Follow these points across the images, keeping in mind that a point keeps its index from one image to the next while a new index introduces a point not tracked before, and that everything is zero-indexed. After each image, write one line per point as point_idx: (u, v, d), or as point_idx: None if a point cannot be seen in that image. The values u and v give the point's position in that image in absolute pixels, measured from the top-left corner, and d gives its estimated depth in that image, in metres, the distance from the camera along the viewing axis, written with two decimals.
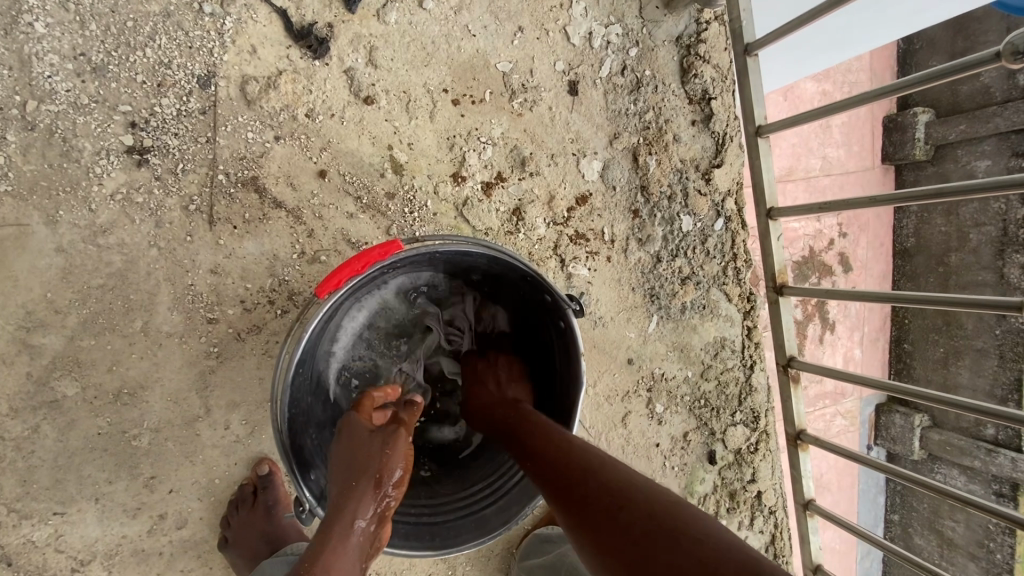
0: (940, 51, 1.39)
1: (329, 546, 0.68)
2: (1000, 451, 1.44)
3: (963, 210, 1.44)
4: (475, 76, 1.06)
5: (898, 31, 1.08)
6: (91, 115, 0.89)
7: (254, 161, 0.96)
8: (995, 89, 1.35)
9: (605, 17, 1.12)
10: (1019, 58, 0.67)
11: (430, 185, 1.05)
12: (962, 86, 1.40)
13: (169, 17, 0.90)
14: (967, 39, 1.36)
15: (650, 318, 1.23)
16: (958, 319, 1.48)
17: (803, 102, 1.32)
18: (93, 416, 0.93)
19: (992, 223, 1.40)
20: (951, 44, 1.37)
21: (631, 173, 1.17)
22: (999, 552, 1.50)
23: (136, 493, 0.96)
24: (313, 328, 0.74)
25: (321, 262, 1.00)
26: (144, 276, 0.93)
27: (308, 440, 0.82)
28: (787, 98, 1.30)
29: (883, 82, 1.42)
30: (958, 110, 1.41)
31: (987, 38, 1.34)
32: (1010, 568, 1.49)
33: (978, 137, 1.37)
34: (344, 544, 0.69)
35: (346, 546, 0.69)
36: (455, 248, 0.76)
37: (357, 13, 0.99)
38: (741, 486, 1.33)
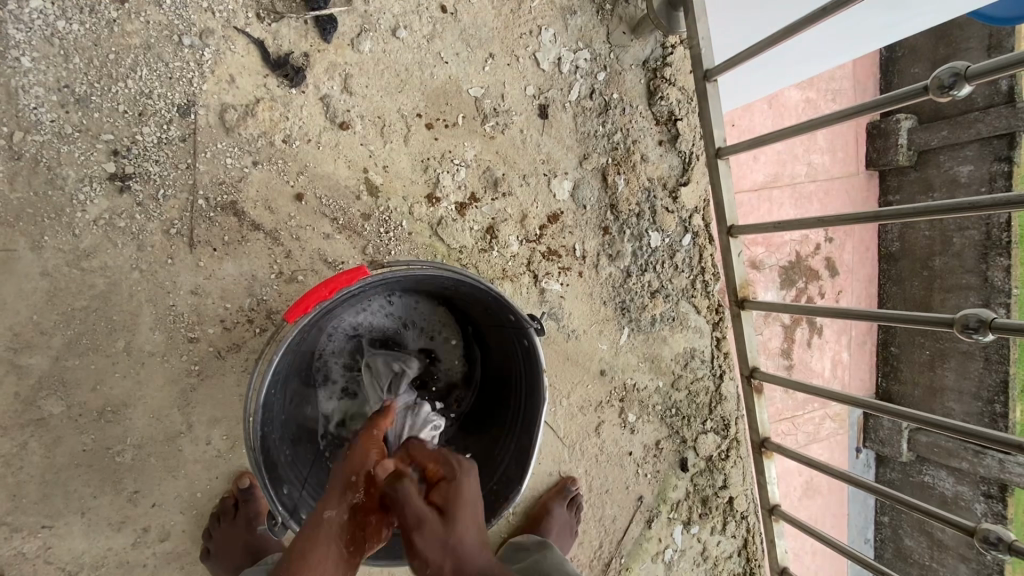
0: (922, 58, 1.42)
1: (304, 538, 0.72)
2: (988, 452, 1.45)
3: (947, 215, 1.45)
4: (447, 101, 1.11)
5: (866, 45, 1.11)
6: (76, 144, 0.92)
7: (233, 185, 0.99)
8: (976, 95, 1.38)
9: (573, 43, 1.17)
10: (944, 92, 0.71)
11: (405, 206, 1.10)
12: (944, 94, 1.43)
13: (150, 50, 0.94)
14: (949, 46, 1.39)
15: (621, 330, 1.27)
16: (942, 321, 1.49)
17: (789, 109, 1.39)
18: (78, 433, 0.96)
19: (976, 227, 1.42)
20: (933, 53, 1.40)
21: (600, 192, 1.22)
22: (988, 553, 1.52)
23: (121, 507, 0.99)
24: (284, 350, 0.78)
25: (298, 282, 1.04)
26: (128, 297, 0.96)
27: (282, 456, 0.85)
28: (773, 105, 1.37)
29: (866, 91, 1.47)
30: (942, 116, 1.43)
31: (968, 46, 1.36)
32: (1000, 568, 1.51)
33: (961, 142, 1.39)
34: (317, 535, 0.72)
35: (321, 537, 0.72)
36: (421, 272, 0.81)
37: (332, 43, 1.03)
38: (712, 492, 1.37)
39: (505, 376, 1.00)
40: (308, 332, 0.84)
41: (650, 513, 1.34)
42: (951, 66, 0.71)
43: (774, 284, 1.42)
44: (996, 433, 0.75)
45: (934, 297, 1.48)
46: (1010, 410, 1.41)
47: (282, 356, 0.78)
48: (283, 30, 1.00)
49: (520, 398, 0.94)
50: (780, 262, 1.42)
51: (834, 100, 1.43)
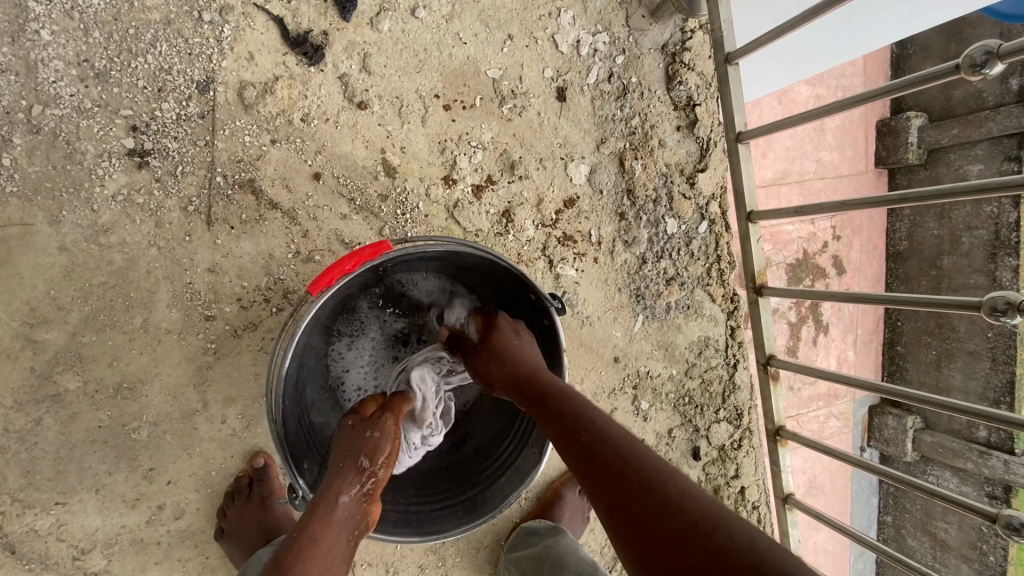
0: (933, 54, 1.40)
1: (315, 516, 0.74)
2: (993, 453, 1.44)
3: (956, 213, 1.44)
4: (465, 83, 1.10)
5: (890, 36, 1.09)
6: (95, 119, 0.92)
7: (251, 163, 0.99)
8: (987, 93, 1.36)
9: (592, 26, 1.16)
10: (977, 71, 0.70)
11: (422, 187, 1.09)
12: (956, 90, 1.41)
13: (169, 25, 0.94)
14: (959, 44, 1.36)
15: (635, 317, 1.27)
16: (950, 320, 1.48)
17: (797, 105, 1.37)
18: (94, 410, 0.96)
19: (985, 227, 1.39)
20: (943, 49, 1.38)
21: (617, 177, 1.21)
22: (991, 554, 1.50)
23: (135, 484, 0.99)
24: (307, 325, 0.78)
25: (315, 262, 1.03)
26: (145, 274, 0.96)
27: (300, 433, 0.85)
28: (781, 102, 1.35)
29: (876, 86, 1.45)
30: (951, 115, 1.42)
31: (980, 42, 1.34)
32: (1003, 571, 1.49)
33: (972, 140, 1.37)
34: (328, 515, 0.74)
35: (332, 519, 0.74)
36: (444, 247, 0.81)
37: (351, 22, 1.02)
38: (724, 482, 1.37)
39: None
40: (329, 308, 0.84)
41: None
42: (982, 43, 0.70)
43: (782, 279, 1.41)
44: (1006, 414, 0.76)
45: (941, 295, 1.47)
46: (1015, 411, 1.40)
47: (304, 329, 0.78)
48: (303, 8, 1.00)
49: None
50: (788, 259, 1.41)
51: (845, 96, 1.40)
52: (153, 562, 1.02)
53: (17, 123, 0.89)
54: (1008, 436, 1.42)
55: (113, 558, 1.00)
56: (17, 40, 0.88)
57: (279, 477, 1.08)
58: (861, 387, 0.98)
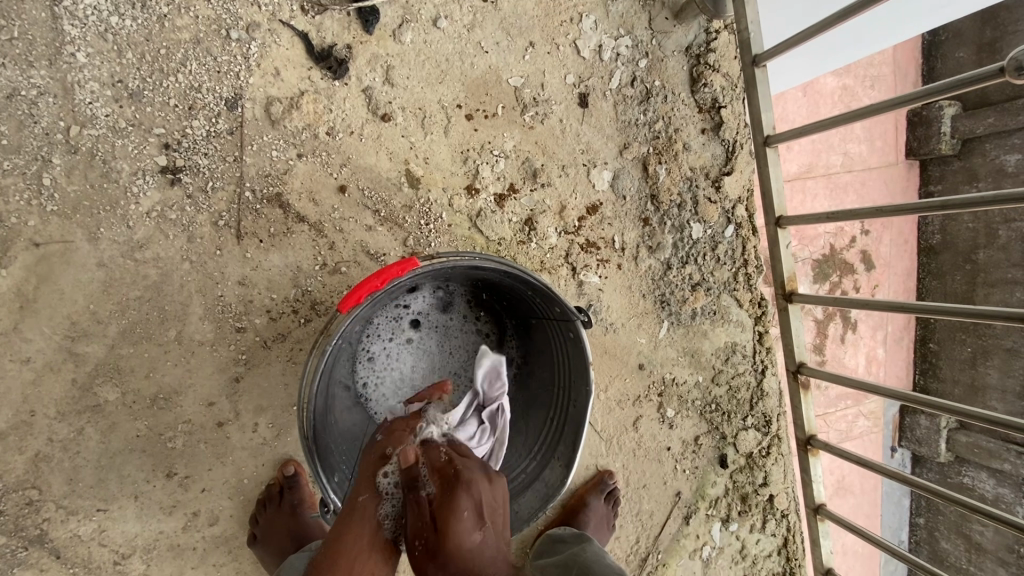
0: (967, 43, 1.35)
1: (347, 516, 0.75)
2: None
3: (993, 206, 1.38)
4: (487, 92, 1.10)
5: (936, 20, 1.06)
6: (129, 138, 0.95)
7: (278, 177, 1.01)
8: None
9: (614, 30, 1.15)
10: (1022, 74, 0.67)
11: (445, 198, 1.09)
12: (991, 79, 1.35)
13: (199, 44, 0.96)
14: (996, 29, 1.31)
15: (661, 324, 1.25)
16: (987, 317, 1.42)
17: (825, 96, 1.32)
18: (132, 419, 0.99)
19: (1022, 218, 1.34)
20: (978, 36, 1.33)
21: (641, 182, 1.19)
22: None
23: (172, 492, 1.02)
24: (336, 343, 0.79)
25: (342, 273, 1.05)
26: (178, 288, 0.98)
27: (333, 447, 0.87)
28: (807, 92, 1.30)
29: (907, 77, 1.39)
30: (986, 103, 1.36)
31: (1017, 28, 1.28)
32: None
33: (1008, 130, 1.32)
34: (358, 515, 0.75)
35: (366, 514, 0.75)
36: (470, 262, 0.81)
37: (374, 35, 1.03)
38: (752, 489, 1.35)
39: (548, 367, 1.00)
40: (358, 322, 0.85)
41: (688, 509, 1.32)
42: None
43: (807, 277, 1.37)
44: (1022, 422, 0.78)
45: (976, 291, 1.41)
46: None
47: (335, 345, 0.79)
48: (327, 22, 1.01)
49: (564, 391, 0.95)
50: (813, 255, 1.37)
51: (873, 87, 1.36)
52: (189, 566, 1.05)
53: (56, 144, 0.92)
54: None
55: (152, 563, 1.03)
56: (55, 62, 0.91)
57: (309, 485, 1.09)
58: (886, 395, 0.96)
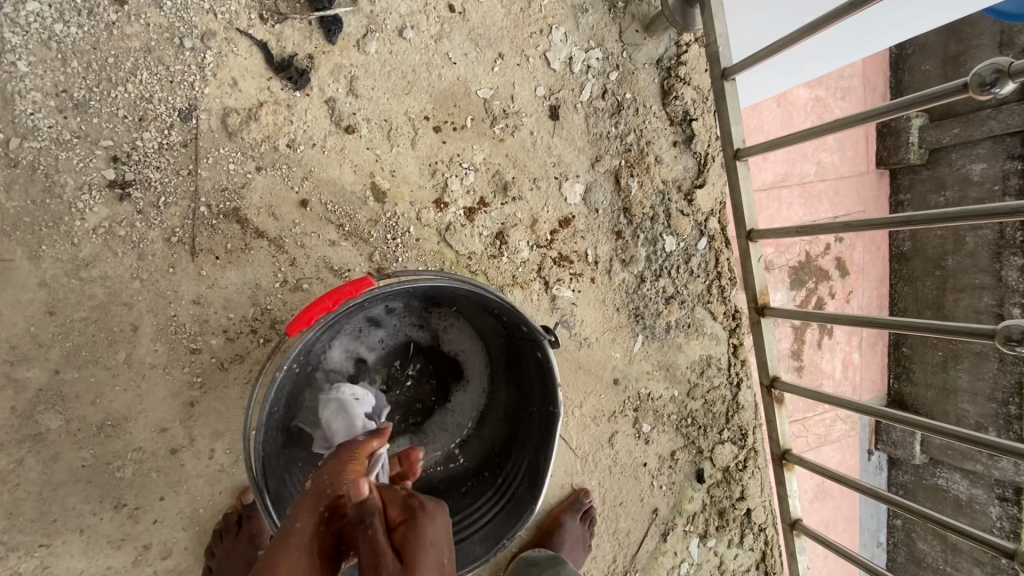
0: (933, 56, 1.37)
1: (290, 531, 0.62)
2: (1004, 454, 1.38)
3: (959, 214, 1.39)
4: (455, 103, 1.08)
5: (899, 34, 1.08)
6: (74, 150, 0.90)
7: (236, 191, 0.97)
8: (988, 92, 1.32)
9: (584, 42, 1.13)
10: (985, 89, 0.67)
11: (413, 212, 1.06)
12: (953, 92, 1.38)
13: (150, 53, 0.91)
14: (960, 43, 1.33)
15: (635, 338, 1.23)
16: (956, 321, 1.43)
17: (798, 108, 1.33)
18: (77, 448, 0.93)
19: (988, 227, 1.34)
20: (943, 49, 1.35)
21: (613, 195, 1.18)
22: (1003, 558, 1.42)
23: (121, 524, 0.96)
24: (286, 370, 0.75)
25: (303, 290, 1.01)
26: (127, 307, 0.93)
27: (286, 478, 0.83)
28: (780, 104, 1.31)
29: (875, 88, 1.42)
30: (952, 114, 1.37)
31: (980, 42, 1.30)
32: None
33: (972, 140, 1.34)
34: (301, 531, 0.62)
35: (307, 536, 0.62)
36: (431, 283, 0.78)
37: (337, 44, 1.00)
38: (730, 504, 1.33)
39: (516, 389, 0.98)
40: (312, 347, 0.81)
41: (666, 525, 1.30)
42: (992, 61, 0.67)
43: (784, 285, 1.38)
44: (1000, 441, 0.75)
45: (946, 297, 1.43)
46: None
47: (286, 373, 0.76)
48: (287, 31, 0.97)
49: (534, 411, 0.92)
50: (790, 262, 1.37)
51: (844, 99, 1.37)
52: None
53: None
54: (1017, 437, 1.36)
55: None
56: None
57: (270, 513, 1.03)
58: (846, 406, 0.97)
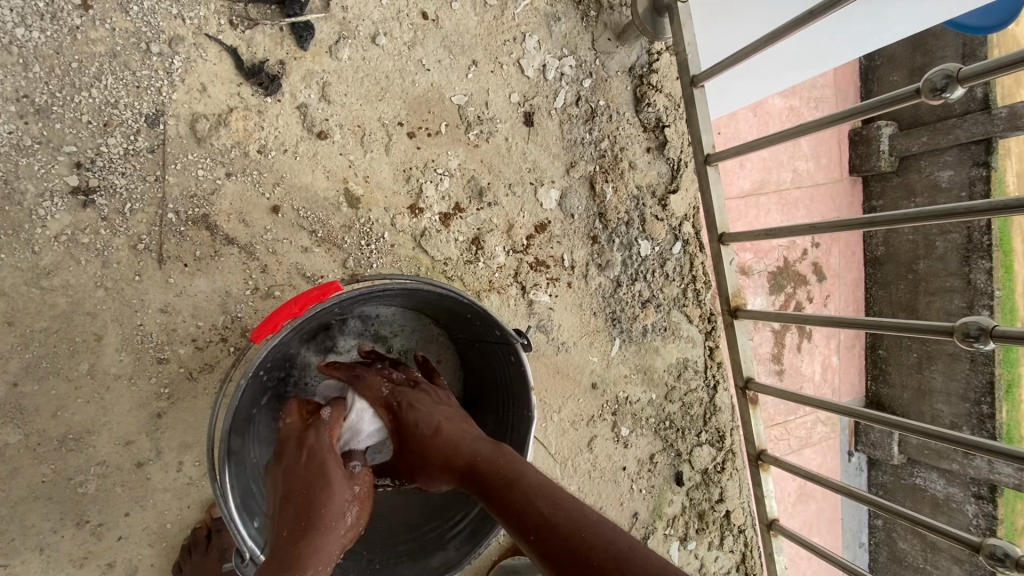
0: (901, 66, 1.43)
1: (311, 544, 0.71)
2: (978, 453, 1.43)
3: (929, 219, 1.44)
4: (430, 109, 1.08)
5: (863, 47, 1.12)
6: (36, 156, 0.88)
7: (204, 198, 0.95)
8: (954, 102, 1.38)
9: (558, 50, 1.15)
10: (937, 94, 0.70)
11: (387, 217, 1.06)
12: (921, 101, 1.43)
13: (116, 57, 0.90)
14: (925, 55, 1.38)
15: (612, 341, 1.24)
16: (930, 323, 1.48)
17: (773, 117, 1.36)
18: (37, 463, 0.90)
19: (958, 231, 1.40)
20: (910, 61, 1.40)
21: (588, 201, 1.19)
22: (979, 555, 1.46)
23: (84, 542, 0.93)
24: (250, 379, 0.74)
25: (275, 298, 0.99)
26: (91, 317, 0.91)
27: (254, 489, 0.82)
28: (756, 112, 1.34)
29: (847, 98, 1.46)
30: (921, 123, 1.43)
31: (945, 54, 1.37)
32: None
33: (939, 148, 1.39)
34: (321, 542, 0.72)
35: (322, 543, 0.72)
36: (401, 286, 0.78)
37: (309, 50, 1.00)
38: (709, 506, 1.34)
39: (493, 394, 0.97)
40: (278, 353, 0.80)
41: (645, 529, 1.30)
42: (942, 68, 0.70)
43: (764, 289, 1.40)
44: (967, 438, 0.77)
45: (919, 299, 1.47)
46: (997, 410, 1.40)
47: (250, 383, 0.74)
48: (258, 37, 0.97)
49: (509, 415, 0.92)
50: (768, 267, 1.40)
51: (817, 107, 1.41)
52: None
53: None
54: (992, 435, 1.40)
55: None
56: None
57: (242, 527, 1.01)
58: (819, 405, 0.98)
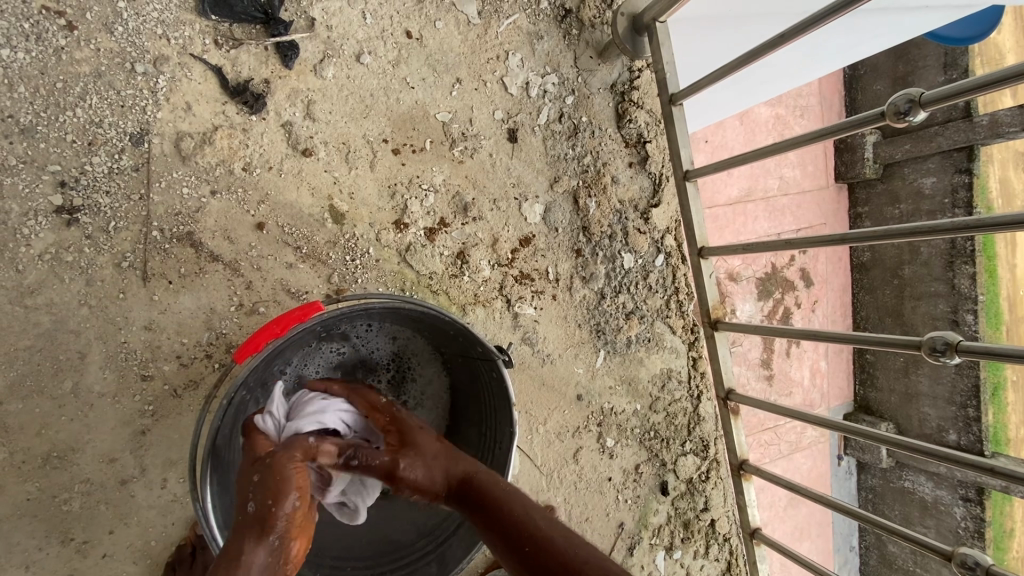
0: (884, 75, 1.46)
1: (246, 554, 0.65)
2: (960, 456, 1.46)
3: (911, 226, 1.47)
4: (414, 126, 1.09)
5: (844, 58, 1.15)
6: (19, 176, 0.88)
7: (190, 216, 0.96)
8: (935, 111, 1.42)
9: (540, 68, 1.17)
10: (901, 117, 0.73)
11: (372, 233, 1.07)
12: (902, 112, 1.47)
13: (100, 78, 0.91)
14: (909, 63, 1.43)
15: (597, 353, 1.26)
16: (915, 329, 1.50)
17: (760, 125, 1.39)
18: (20, 482, 0.90)
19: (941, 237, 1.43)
20: (893, 68, 1.45)
21: (572, 215, 1.21)
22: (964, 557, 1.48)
23: (68, 560, 0.93)
24: (234, 398, 0.74)
25: (259, 314, 1.00)
26: (75, 335, 0.91)
27: (237, 507, 0.83)
28: (744, 121, 1.37)
29: (832, 106, 1.49)
30: (904, 130, 1.46)
31: (926, 64, 1.42)
32: None
33: (923, 155, 1.42)
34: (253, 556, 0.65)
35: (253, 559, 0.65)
36: (384, 304, 0.79)
37: (294, 69, 1.01)
38: (694, 515, 1.35)
39: (478, 409, 0.98)
40: (261, 371, 0.81)
41: (632, 539, 1.31)
42: (905, 92, 0.72)
43: (752, 295, 1.42)
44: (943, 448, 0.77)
45: (904, 303, 1.50)
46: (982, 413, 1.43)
47: (232, 403, 0.75)
48: (243, 57, 0.98)
49: (492, 431, 0.93)
50: (756, 274, 1.42)
51: (803, 116, 1.44)
52: None
53: None
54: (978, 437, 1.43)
55: None
56: None
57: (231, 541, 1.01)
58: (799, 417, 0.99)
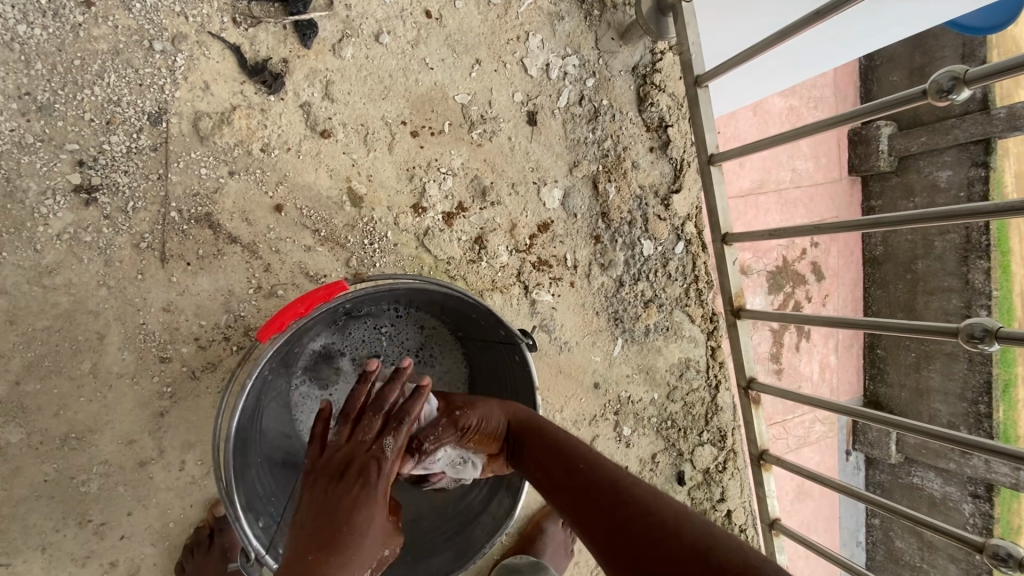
0: (899, 67, 1.43)
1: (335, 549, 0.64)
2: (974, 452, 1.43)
3: None
4: (432, 108, 1.07)
5: (871, 43, 1.11)
6: (38, 154, 0.87)
7: (207, 197, 0.95)
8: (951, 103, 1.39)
9: (561, 49, 1.15)
10: (942, 96, 0.70)
11: (390, 216, 1.06)
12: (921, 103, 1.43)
13: (118, 55, 0.90)
14: (924, 55, 1.40)
15: (615, 341, 1.24)
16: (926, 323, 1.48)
17: (772, 116, 1.36)
18: (39, 462, 0.90)
19: (957, 230, 1.41)
20: (909, 61, 1.42)
21: (591, 200, 1.19)
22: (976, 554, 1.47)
23: (85, 541, 0.93)
24: (258, 377, 0.74)
25: (278, 296, 0.99)
26: (94, 316, 0.91)
27: (257, 488, 0.82)
28: (756, 113, 1.34)
29: (847, 98, 1.46)
30: (919, 123, 1.44)
31: (943, 54, 1.37)
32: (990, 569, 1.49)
33: (939, 148, 1.39)
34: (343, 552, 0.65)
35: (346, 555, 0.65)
36: (409, 285, 0.79)
37: (312, 49, 0.99)
38: (710, 506, 1.34)
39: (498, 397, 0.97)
40: (285, 351, 0.80)
41: None
42: (948, 70, 0.69)
43: (762, 288, 1.40)
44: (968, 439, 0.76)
45: (917, 299, 1.47)
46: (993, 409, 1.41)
47: (256, 382, 0.75)
48: (261, 36, 0.96)
49: None
50: (768, 266, 1.40)
51: (817, 107, 1.41)
52: None
53: None
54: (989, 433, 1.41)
55: None
56: None
57: None
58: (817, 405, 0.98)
